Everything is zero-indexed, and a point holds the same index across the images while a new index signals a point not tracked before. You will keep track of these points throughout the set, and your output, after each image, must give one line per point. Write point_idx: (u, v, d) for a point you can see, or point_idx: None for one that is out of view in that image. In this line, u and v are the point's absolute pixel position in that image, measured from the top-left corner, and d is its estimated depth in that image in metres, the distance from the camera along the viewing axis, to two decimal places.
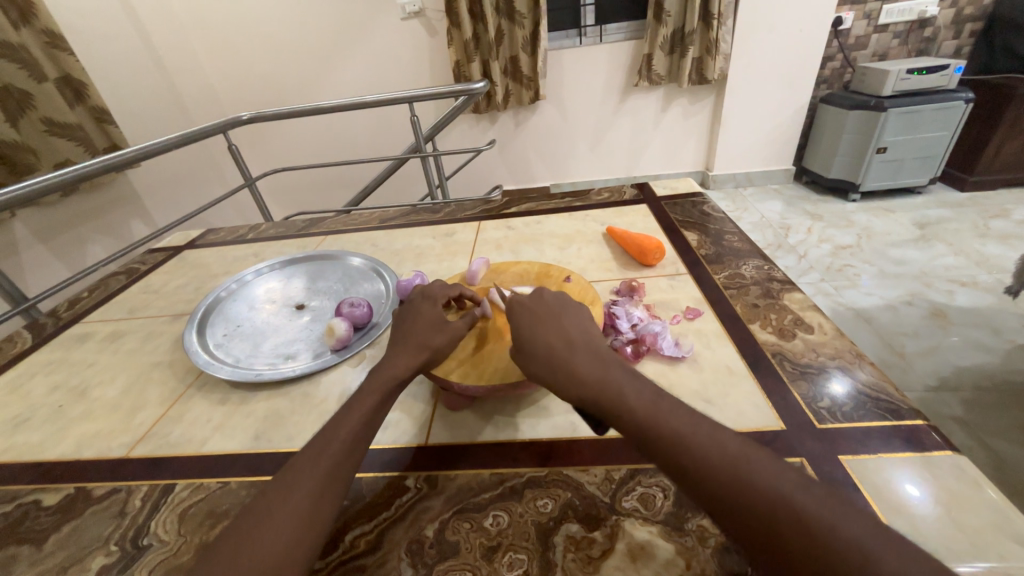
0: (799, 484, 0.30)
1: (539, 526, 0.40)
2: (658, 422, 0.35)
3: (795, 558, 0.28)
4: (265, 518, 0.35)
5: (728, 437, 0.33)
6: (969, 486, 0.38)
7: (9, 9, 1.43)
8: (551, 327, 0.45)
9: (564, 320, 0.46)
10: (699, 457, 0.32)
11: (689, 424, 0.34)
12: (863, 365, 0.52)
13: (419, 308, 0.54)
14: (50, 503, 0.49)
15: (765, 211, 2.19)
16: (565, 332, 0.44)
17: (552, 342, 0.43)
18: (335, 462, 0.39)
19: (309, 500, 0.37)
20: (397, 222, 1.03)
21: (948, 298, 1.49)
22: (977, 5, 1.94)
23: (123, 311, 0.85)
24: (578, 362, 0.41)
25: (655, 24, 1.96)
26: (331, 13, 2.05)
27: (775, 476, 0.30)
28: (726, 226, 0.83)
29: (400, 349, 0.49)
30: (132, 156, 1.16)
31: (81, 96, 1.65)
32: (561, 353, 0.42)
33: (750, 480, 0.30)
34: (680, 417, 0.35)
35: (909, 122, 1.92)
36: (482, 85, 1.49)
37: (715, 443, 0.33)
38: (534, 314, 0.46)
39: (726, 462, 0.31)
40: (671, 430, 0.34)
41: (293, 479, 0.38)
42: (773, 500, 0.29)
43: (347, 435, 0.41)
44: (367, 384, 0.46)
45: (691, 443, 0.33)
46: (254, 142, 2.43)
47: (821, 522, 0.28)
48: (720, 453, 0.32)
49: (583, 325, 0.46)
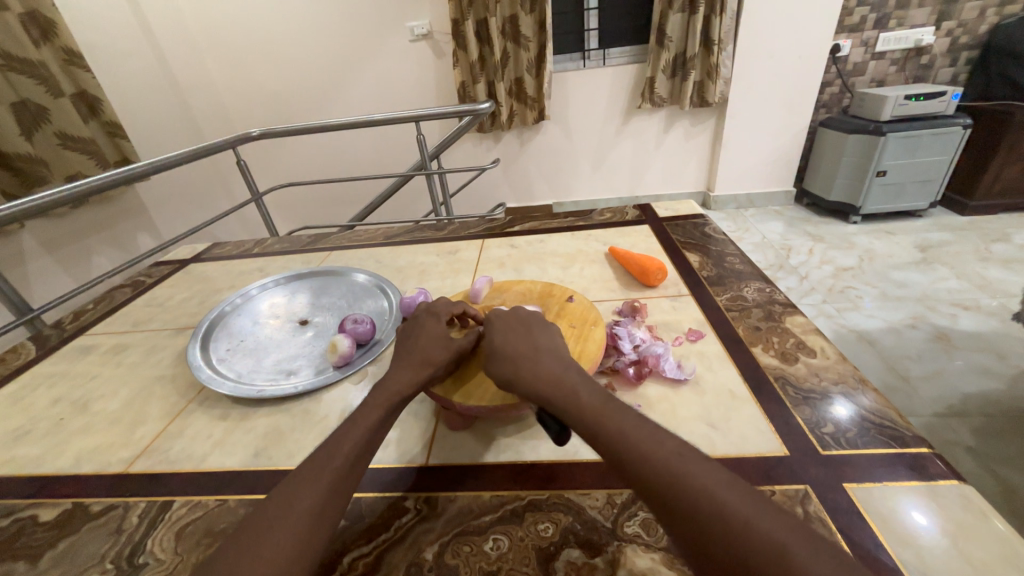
0: (728, 484, 0.31)
1: (540, 550, 0.39)
2: (605, 421, 0.37)
3: (714, 546, 0.29)
4: (263, 532, 0.35)
5: (670, 440, 0.35)
6: (976, 517, 0.38)
7: (31, 27, 1.48)
8: (520, 335, 0.47)
9: (535, 331, 0.48)
10: (637, 454, 0.34)
11: (634, 425, 0.36)
12: (866, 390, 0.52)
13: (423, 323, 0.54)
14: (46, 518, 0.49)
15: (766, 231, 2.20)
16: (533, 341, 0.46)
17: (519, 347, 0.45)
18: (337, 478, 0.39)
19: (310, 517, 0.36)
20: (401, 239, 1.04)
21: (952, 322, 1.49)
22: (972, 34, 1.99)
23: (127, 323, 0.86)
24: (540, 365, 0.43)
25: (657, 49, 2.01)
26: (342, 34, 2.11)
27: (705, 475, 0.32)
28: (727, 247, 0.83)
29: (402, 364, 0.49)
30: (143, 170, 1.17)
31: (95, 110, 1.68)
32: (525, 357, 0.44)
33: (680, 477, 0.32)
34: (626, 418, 0.37)
35: (908, 147, 1.94)
36: (487, 105, 1.52)
37: (654, 442, 0.34)
38: (507, 324, 0.49)
39: (661, 460, 0.33)
40: (615, 429, 0.36)
41: (294, 493, 0.38)
42: (701, 494, 0.31)
43: (350, 450, 0.41)
44: (371, 398, 0.46)
45: (631, 442, 0.35)
46: (262, 158, 2.47)
47: (742, 521, 0.29)
48: (657, 452, 0.33)
49: (552, 337, 0.48)
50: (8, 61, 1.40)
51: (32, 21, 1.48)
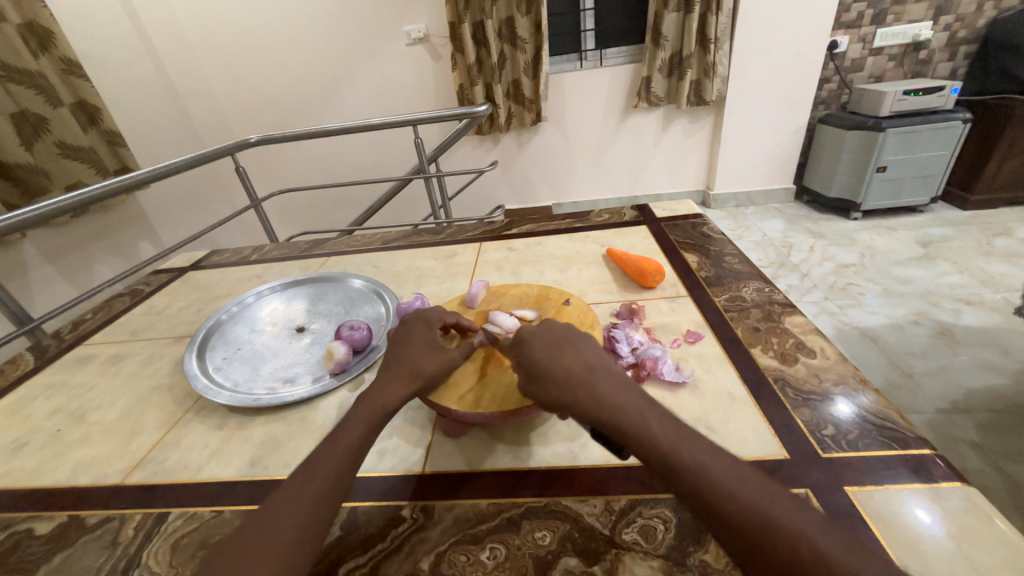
0: (819, 525, 0.30)
1: (537, 560, 0.39)
2: (680, 452, 0.34)
3: None
4: (246, 556, 0.35)
5: (748, 473, 0.33)
6: (979, 518, 0.37)
7: (30, 38, 1.48)
8: (567, 351, 0.44)
9: (580, 345, 0.45)
10: (723, 491, 0.32)
11: (711, 456, 0.34)
12: (866, 391, 0.51)
13: (413, 331, 0.53)
14: (42, 531, 0.49)
15: (766, 229, 2.19)
16: (581, 358, 0.43)
17: (571, 365, 0.42)
18: (319, 496, 0.38)
19: (290, 538, 0.36)
20: (398, 243, 1.03)
21: (956, 317, 1.48)
22: (970, 28, 1.98)
23: (126, 332, 0.86)
24: (598, 387, 0.40)
25: (653, 48, 2.01)
26: (339, 39, 2.11)
27: (797, 514, 0.31)
28: (726, 247, 0.83)
29: (389, 376, 0.48)
30: (142, 178, 1.17)
31: (94, 120, 1.69)
32: (581, 377, 0.41)
33: (774, 518, 0.31)
34: (697, 447, 0.35)
35: (907, 142, 1.93)
36: (484, 108, 1.51)
37: (736, 477, 0.33)
38: (548, 339, 0.45)
39: (750, 499, 0.31)
40: (693, 462, 0.34)
41: (274, 516, 0.37)
42: (797, 538, 0.30)
43: (334, 466, 0.40)
44: (355, 412, 0.45)
45: (716, 479, 0.33)
46: (261, 163, 2.47)
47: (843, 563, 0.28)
48: (741, 491, 0.32)
49: (595, 349, 0.45)
50: (7, 72, 1.40)
51: (30, 31, 1.48)
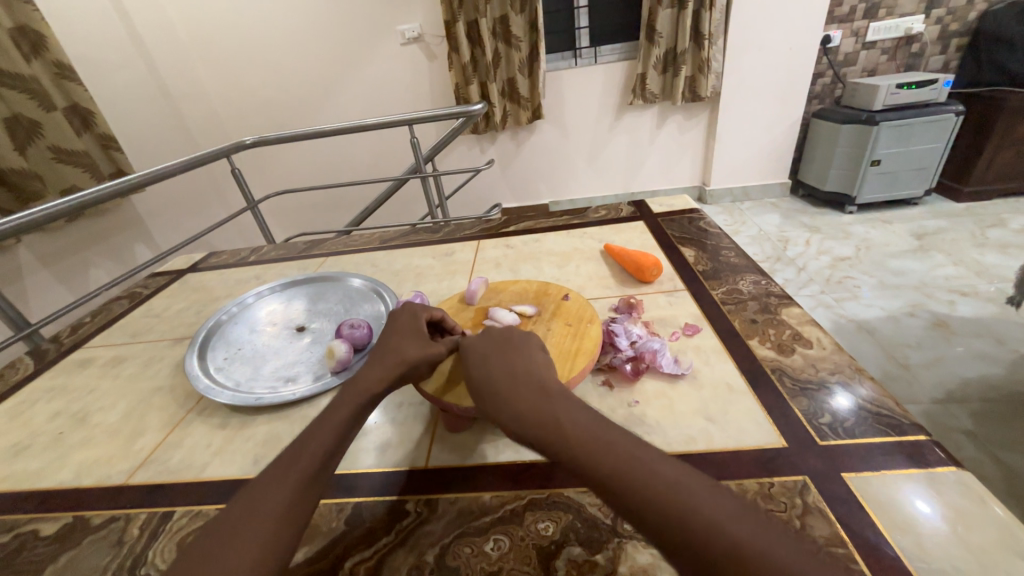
0: (732, 514, 0.29)
1: (540, 549, 0.39)
2: (594, 456, 0.34)
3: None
4: (226, 548, 0.34)
5: (664, 466, 0.33)
6: (975, 502, 0.38)
7: (21, 42, 1.48)
8: (497, 363, 0.45)
9: (513, 354, 0.46)
10: (631, 486, 0.32)
11: (627, 455, 0.34)
12: (863, 380, 0.52)
13: (399, 321, 0.54)
14: (47, 532, 0.49)
15: (763, 224, 2.20)
16: (512, 368, 0.44)
17: (499, 379, 0.43)
18: (306, 475, 0.39)
19: (276, 516, 0.36)
20: (396, 242, 1.04)
21: (950, 308, 1.49)
22: (961, 21, 1.99)
23: (125, 335, 0.86)
24: (521, 399, 0.40)
25: (648, 45, 2.01)
26: (333, 39, 2.11)
27: (708, 504, 0.30)
28: (723, 241, 0.83)
29: (374, 361, 0.49)
30: (137, 182, 1.16)
31: (88, 123, 1.68)
32: (507, 390, 0.42)
33: (681, 511, 0.30)
34: (615, 445, 0.35)
35: (901, 135, 1.94)
36: (479, 105, 1.50)
37: (648, 473, 0.32)
38: (483, 354, 0.47)
39: (661, 493, 0.31)
40: (609, 462, 0.33)
41: (259, 496, 0.37)
42: (705, 527, 0.29)
43: (319, 448, 0.41)
44: (342, 396, 0.46)
45: (627, 478, 0.32)
46: (257, 166, 2.47)
47: (754, 549, 0.27)
48: (652, 483, 0.31)
49: (530, 357, 0.45)
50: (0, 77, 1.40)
51: (22, 36, 1.48)
